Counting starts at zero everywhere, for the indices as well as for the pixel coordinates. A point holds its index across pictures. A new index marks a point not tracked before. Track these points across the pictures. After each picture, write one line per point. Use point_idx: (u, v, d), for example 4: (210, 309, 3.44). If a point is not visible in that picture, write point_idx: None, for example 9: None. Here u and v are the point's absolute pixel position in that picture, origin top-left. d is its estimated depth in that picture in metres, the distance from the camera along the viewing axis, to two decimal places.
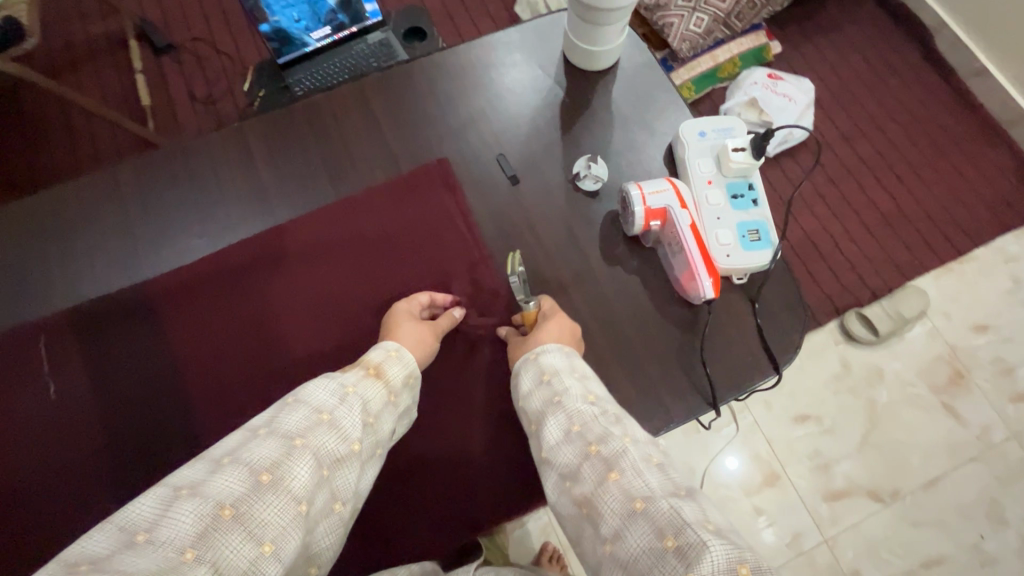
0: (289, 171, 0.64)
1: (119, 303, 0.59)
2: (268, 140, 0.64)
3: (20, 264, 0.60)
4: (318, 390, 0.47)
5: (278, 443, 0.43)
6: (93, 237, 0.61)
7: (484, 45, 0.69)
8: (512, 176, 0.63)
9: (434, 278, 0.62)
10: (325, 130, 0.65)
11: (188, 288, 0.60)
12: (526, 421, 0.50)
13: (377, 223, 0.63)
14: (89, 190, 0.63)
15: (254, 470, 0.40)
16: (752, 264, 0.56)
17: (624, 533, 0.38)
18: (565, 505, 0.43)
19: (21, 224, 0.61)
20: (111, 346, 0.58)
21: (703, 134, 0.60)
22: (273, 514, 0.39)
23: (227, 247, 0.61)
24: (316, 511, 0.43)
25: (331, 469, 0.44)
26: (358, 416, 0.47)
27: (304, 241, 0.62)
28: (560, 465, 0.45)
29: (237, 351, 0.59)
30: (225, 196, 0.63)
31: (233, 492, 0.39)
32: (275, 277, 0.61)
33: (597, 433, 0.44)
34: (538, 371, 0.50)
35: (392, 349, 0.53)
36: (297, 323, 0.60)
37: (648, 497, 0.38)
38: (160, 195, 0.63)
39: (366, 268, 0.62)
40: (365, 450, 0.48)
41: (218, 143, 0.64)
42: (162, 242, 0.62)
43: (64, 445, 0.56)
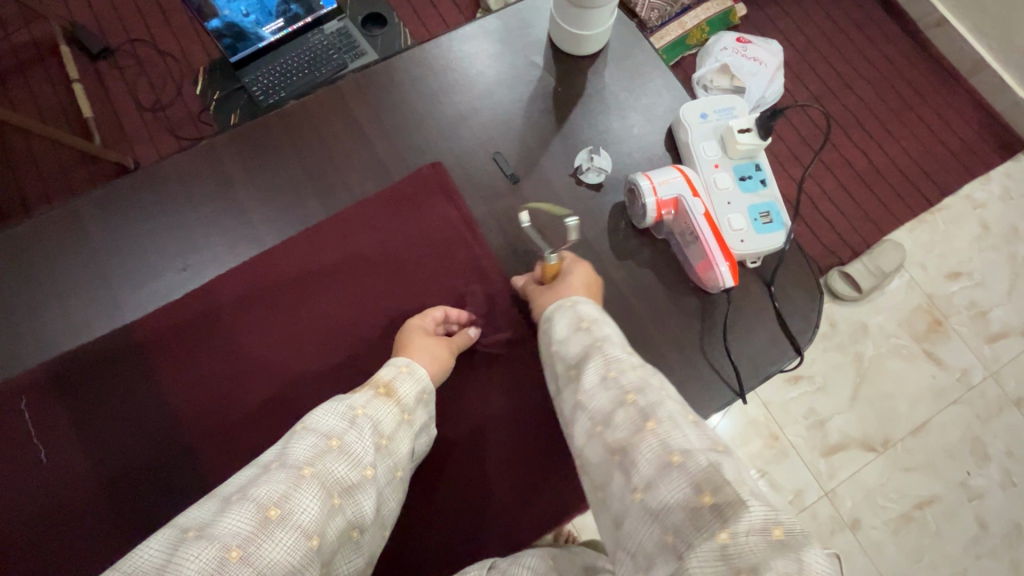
0: (272, 188, 0.59)
1: (102, 354, 0.54)
2: (244, 156, 0.60)
3: None
4: (325, 414, 0.44)
5: (286, 475, 0.39)
6: (61, 280, 0.56)
7: (465, 36, 0.65)
8: (511, 174, 0.61)
9: (442, 292, 0.59)
10: (305, 140, 0.60)
11: (177, 329, 0.56)
12: (558, 364, 0.48)
13: (373, 238, 0.59)
14: (47, 227, 0.57)
15: (261, 506, 0.37)
16: (766, 247, 0.55)
17: (657, 483, 0.36)
18: (592, 452, 0.41)
19: None
20: (100, 396, 0.54)
21: (704, 116, 0.58)
22: (283, 553, 0.36)
23: (214, 281, 0.57)
24: (331, 544, 0.39)
25: (342, 497, 0.41)
26: (369, 441, 0.44)
27: (300, 265, 0.58)
28: (593, 410, 0.42)
29: (238, 389, 0.56)
30: (206, 223, 0.58)
31: (239, 532, 0.36)
32: (270, 308, 0.57)
33: (635, 382, 0.42)
34: (575, 318, 0.48)
35: (403, 365, 0.50)
36: (302, 352, 0.57)
37: (687, 452, 0.37)
38: (129, 227, 0.58)
39: (370, 288, 0.59)
40: (381, 476, 0.45)
41: (189, 164, 0.59)
42: (139, 279, 0.57)
43: (61, 507, 0.52)
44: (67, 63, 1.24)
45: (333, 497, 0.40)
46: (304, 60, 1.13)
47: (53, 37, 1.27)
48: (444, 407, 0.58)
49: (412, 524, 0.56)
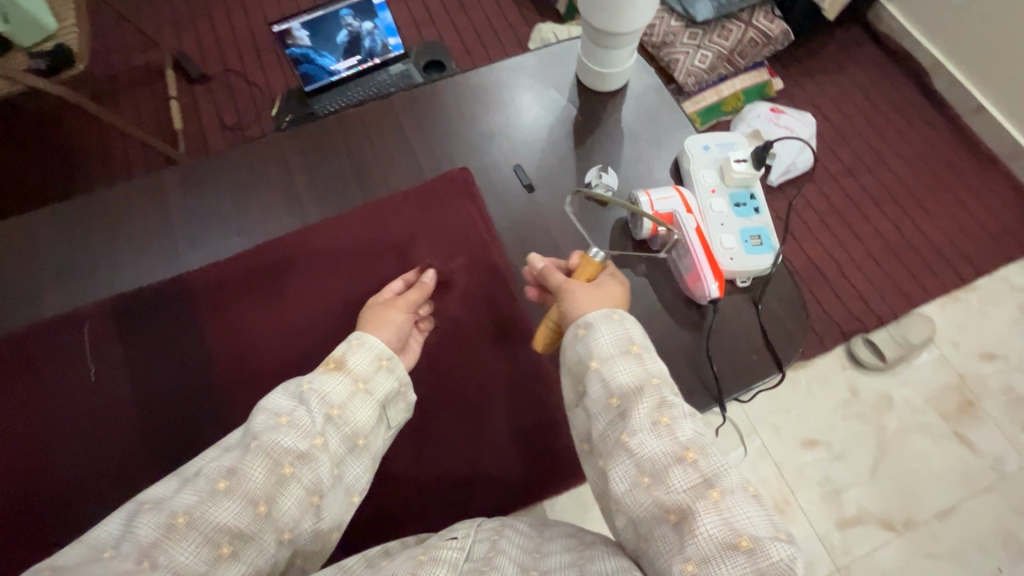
0: (321, 180, 0.68)
1: (156, 295, 0.63)
2: (302, 149, 0.69)
3: (65, 260, 0.64)
4: (279, 394, 0.48)
5: (235, 451, 0.44)
6: (136, 234, 0.66)
7: (503, 68, 0.74)
8: (528, 184, 0.68)
9: (456, 280, 0.66)
10: (356, 140, 0.70)
11: (222, 283, 0.64)
12: (600, 387, 0.49)
13: (401, 225, 0.67)
14: (132, 192, 0.67)
15: (209, 480, 0.42)
16: (754, 267, 0.59)
17: (717, 560, 0.39)
18: (638, 503, 0.44)
19: (64, 222, 0.65)
20: (148, 332, 0.62)
21: (706, 147, 0.64)
22: (229, 517, 0.41)
23: (260, 246, 0.65)
24: (285, 509, 0.44)
25: (293, 466, 0.45)
26: (319, 413, 0.48)
27: (333, 243, 0.66)
28: (642, 457, 0.45)
29: (265, 341, 0.63)
30: (261, 199, 0.67)
31: (186, 502, 0.41)
32: (302, 275, 0.65)
33: (695, 441, 0.45)
34: (627, 342, 0.50)
35: (355, 340, 0.54)
36: (324, 317, 0.64)
37: (754, 537, 0.40)
38: (200, 199, 0.67)
39: (391, 270, 0.65)
40: (337, 444, 0.48)
41: (255, 152, 0.69)
42: (197, 239, 0.66)
43: (103, 422, 0.60)
44: (169, 84, 1.44)
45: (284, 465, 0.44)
46: (369, 92, 1.27)
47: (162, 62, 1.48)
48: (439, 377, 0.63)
49: (397, 478, 0.62)
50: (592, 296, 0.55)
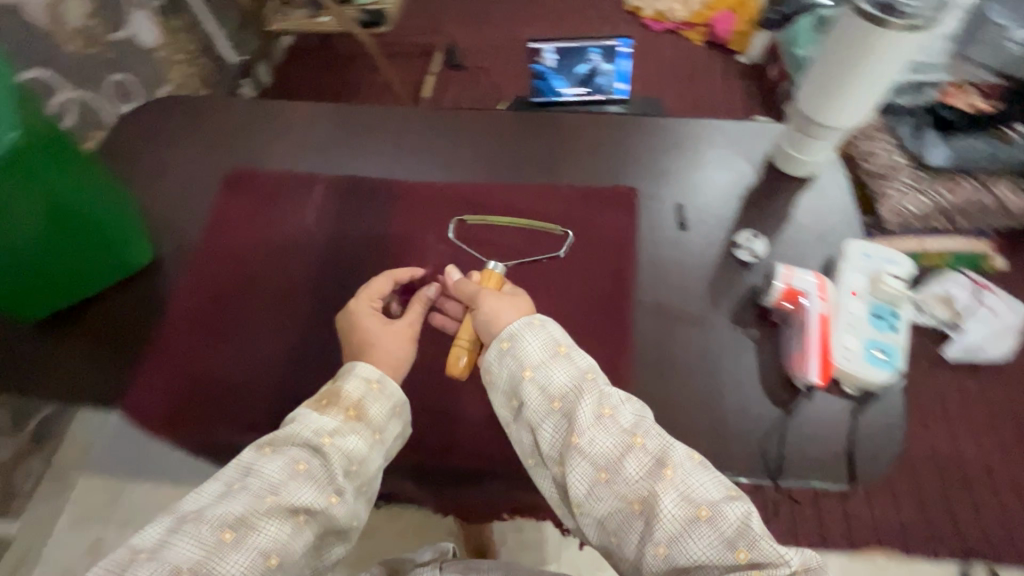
0: (518, 155, 0.82)
1: (372, 187, 0.81)
2: (515, 128, 0.84)
3: (326, 140, 0.86)
4: (301, 439, 0.57)
5: (248, 500, 0.52)
6: (376, 143, 0.85)
7: (704, 125, 0.83)
8: (681, 221, 0.74)
9: (580, 266, 0.72)
10: (559, 137, 0.83)
11: (417, 197, 0.80)
12: (541, 387, 0.59)
13: (561, 209, 0.77)
14: (386, 114, 0.88)
15: (219, 530, 0.50)
16: (868, 376, 0.60)
17: (685, 535, 0.49)
18: (604, 499, 0.53)
19: (336, 116, 0.88)
20: (355, 208, 0.80)
21: (867, 255, 0.67)
22: (238, 567, 0.49)
23: (452, 183, 0.81)
24: (290, 560, 0.52)
25: (305, 516, 0.53)
26: (339, 462, 0.57)
27: (502, 203, 0.78)
28: (596, 454, 0.54)
29: (423, 250, 0.77)
30: (469, 152, 0.83)
31: (191, 556, 0.48)
32: (471, 215, 0.78)
33: (635, 426, 0.55)
34: (556, 344, 0.60)
35: (374, 381, 0.63)
36: (471, 252, 0.76)
37: (711, 507, 0.50)
38: (430, 136, 0.85)
39: (533, 239, 0.75)
40: (349, 493, 0.57)
41: (481, 118, 0.86)
42: (414, 162, 0.83)
43: (296, 253, 0.77)
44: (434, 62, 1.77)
45: (296, 515, 0.53)
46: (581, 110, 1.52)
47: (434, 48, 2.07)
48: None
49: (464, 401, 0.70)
50: (506, 302, 0.65)
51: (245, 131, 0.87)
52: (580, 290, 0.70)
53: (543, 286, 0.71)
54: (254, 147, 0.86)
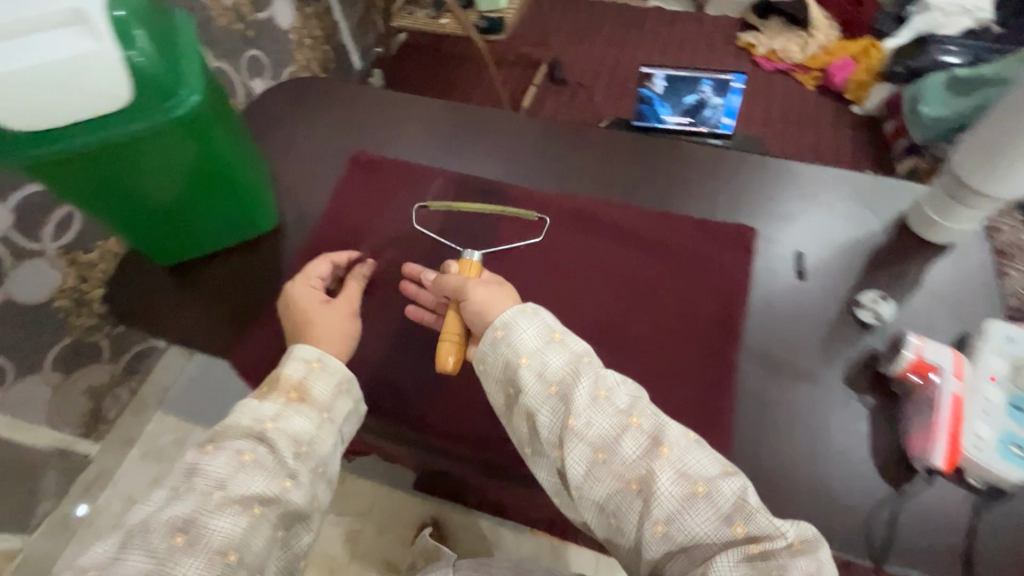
0: (631, 176, 0.81)
1: (486, 185, 0.81)
2: (634, 149, 0.83)
3: (447, 137, 0.88)
4: (245, 430, 0.58)
5: (195, 500, 0.53)
6: (493, 146, 0.87)
7: (833, 174, 0.79)
8: (800, 271, 0.70)
9: (690, 299, 0.68)
10: (677, 165, 0.81)
11: (528, 200, 0.78)
12: (536, 372, 0.59)
13: (675, 234, 0.73)
14: (506, 119, 0.89)
15: (170, 535, 0.51)
16: (1000, 471, 0.54)
17: (685, 511, 0.52)
18: (605, 481, 0.55)
19: (459, 116, 0.90)
20: (467, 203, 0.80)
21: (1012, 338, 0.60)
22: (197, 566, 0.50)
23: (564, 192, 0.79)
24: (252, 554, 0.53)
25: (261, 507, 0.54)
26: (286, 445, 0.58)
27: (616, 221, 0.75)
28: (593, 436, 0.55)
29: (528, 252, 0.74)
30: (585, 166, 0.83)
31: (143, 566, 0.49)
32: (580, 225, 0.75)
33: (631, 407, 0.57)
34: (547, 330, 0.61)
35: (314, 361, 0.63)
36: (574, 262, 0.72)
37: (708, 483, 0.52)
38: (546, 145, 0.85)
39: (646, 264, 0.71)
40: (304, 476, 0.58)
41: (600, 134, 0.85)
42: (529, 169, 0.83)
43: (411, 241, 0.79)
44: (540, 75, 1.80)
45: (251, 508, 0.54)
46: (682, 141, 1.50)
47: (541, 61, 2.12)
48: (623, 368, 0.64)
49: None
50: (494, 291, 0.65)
51: (372, 118, 0.91)
52: (693, 327, 0.66)
53: (653, 317, 0.67)
54: (378, 135, 0.90)
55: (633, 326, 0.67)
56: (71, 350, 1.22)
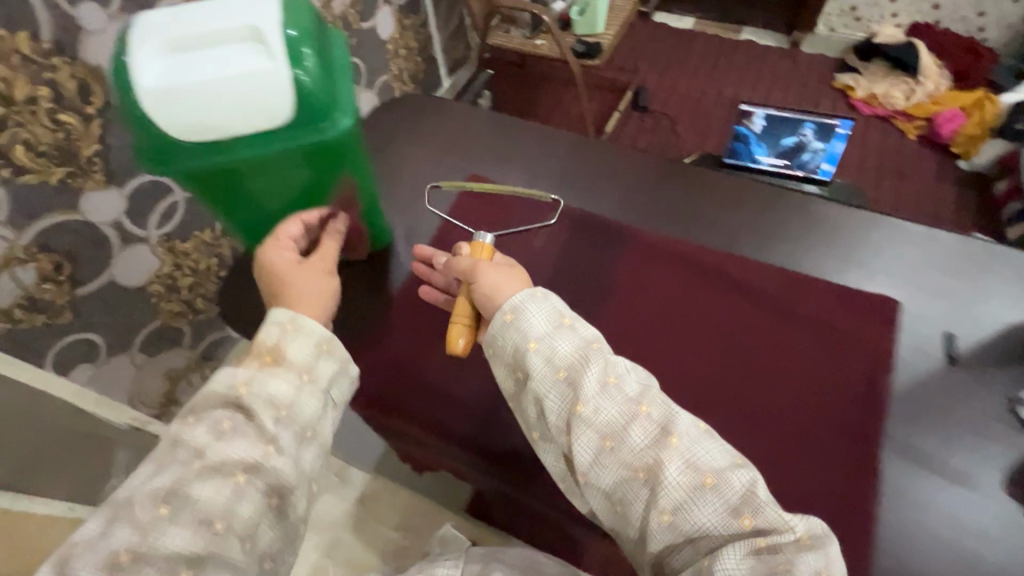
0: (759, 229, 0.77)
1: (602, 223, 0.78)
2: (759, 202, 0.79)
3: (561, 168, 0.86)
4: (220, 399, 0.54)
5: (175, 470, 0.50)
6: (608, 184, 0.84)
7: (988, 247, 0.72)
8: (952, 355, 0.65)
9: (822, 374, 0.64)
10: (808, 223, 0.77)
11: (647, 244, 0.75)
12: (543, 357, 0.58)
13: (807, 300, 0.69)
14: (622, 156, 0.87)
15: (153, 506, 0.48)
16: None
17: (692, 503, 0.51)
18: (614, 474, 0.54)
19: (572, 148, 0.88)
20: (582, 241, 0.76)
21: None
22: (184, 537, 0.47)
23: (685, 242, 0.76)
24: (240, 523, 0.49)
25: (245, 475, 0.50)
26: (268, 410, 0.54)
27: (753, 280, 0.71)
28: (598, 424, 0.55)
29: (646, 302, 0.71)
30: (706, 216, 0.79)
31: (125, 543, 0.46)
32: (703, 279, 0.72)
33: (640, 396, 0.56)
34: (556, 316, 0.60)
35: (288, 324, 0.59)
36: (696, 319, 0.69)
37: (716, 473, 0.52)
38: (665, 189, 0.83)
39: (784, 332, 0.67)
40: (288, 440, 0.54)
41: (721, 181, 0.82)
42: (646, 215, 0.80)
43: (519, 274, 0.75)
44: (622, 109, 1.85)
45: (235, 476, 0.50)
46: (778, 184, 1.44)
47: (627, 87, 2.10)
48: (760, 445, 0.60)
49: None
50: (505, 273, 0.64)
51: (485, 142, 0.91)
52: (832, 407, 0.62)
53: (793, 392, 0.63)
54: (488, 160, 0.89)
55: (771, 399, 0.63)
56: (156, 332, 1.26)
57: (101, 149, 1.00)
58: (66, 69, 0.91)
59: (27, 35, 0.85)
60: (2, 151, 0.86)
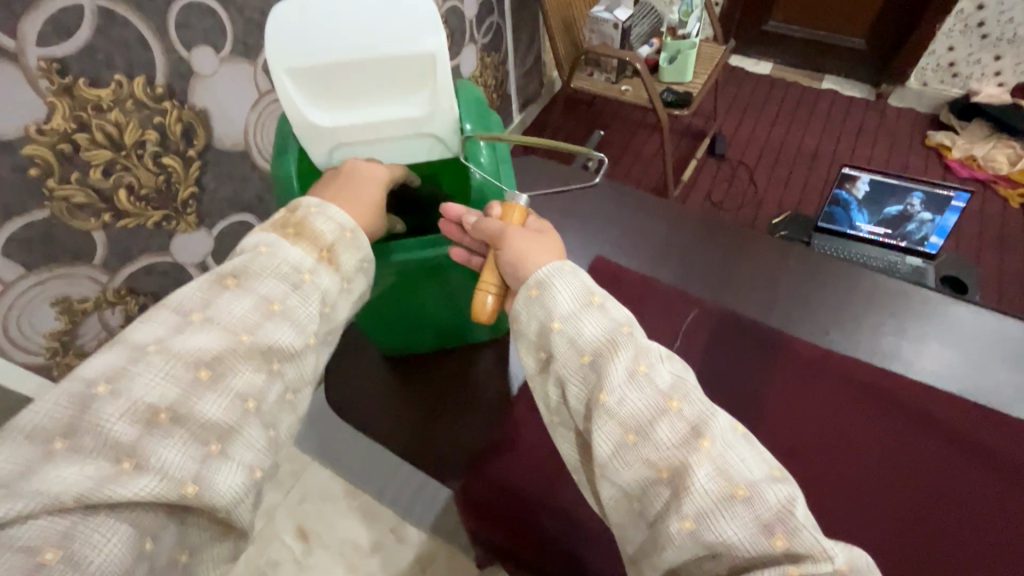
0: (903, 358, 0.77)
1: (753, 326, 0.76)
2: (907, 318, 0.81)
3: (694, 263, 0.89)
4: (272, 278, 0.47)
5: (221, 335, 0.43)
6: (750, 283, 0.86)
7: None
8: None
9: (1009, 523, 0.61)
10: (960, 346, 0.78)
11: (805, 354, 0.73)
12: (564, 332, 0.50)
13: (986, 436, 0.66)
14: (759, 254, 0.88)
15: (192, 366, 0.41)
16: None
17: (720, 516, 0.40)
18: (631, 472, 0.44)
19: (706, 239, 0.91)
20: (734, 344, 0.75)
21: None
22: (220, 407, 0.41)
23: (846, 356, 0.73)
24: (270, 404, 0.44)
25: (281, 363, 0.45)
26: (313, 310, 0.48)
27: (920, 404, 0.68)
28: (625, 412, 0.45)
29: (811, 417, 0.68)
30: (852, 328, 0.80)
31: (166, 396, 0.40)
32: (872, 400, 0.69)
33: (673, 387, 0.46)
34: (587, 293, 0.53)
35: (348, 231, 0.53)
36: (868, 442, 0.66)
37: (750, 485, 0.41)
38: (808, 298, 0.83)
39: (964, 470, 0.64)
40: (321, 333, 0.50)
41: (860, 292, 0.83)
42: (794, 323, 0.81)
43: None
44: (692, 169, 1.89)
45: (270, 362, 0.45)
46: (875, 260, 1.39)
47: (703, 132, 2.03)
48: None
49: None
50: (536, 241, 0.57)
51: (608, 231, 0.93)
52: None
53: (969, 535, 0.60)
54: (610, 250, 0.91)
55: (962, 551, 0.59)
56: None
57: (197, 191, 0.98)
58: (174, 113, 0.88)
59: (143, 80, 0.83)
60: (106, 195, 0.84)
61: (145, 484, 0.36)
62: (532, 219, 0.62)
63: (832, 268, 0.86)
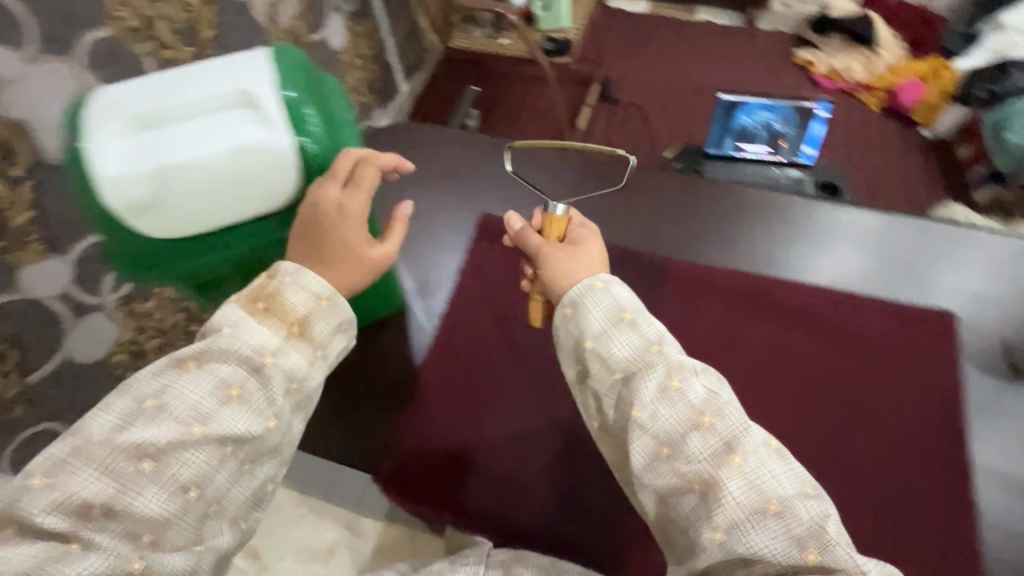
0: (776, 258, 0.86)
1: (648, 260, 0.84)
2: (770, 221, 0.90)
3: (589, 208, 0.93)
4: (225, 366, 0.53)
5: (168, 428, 0.49)
6: (634, 214, 0.91)
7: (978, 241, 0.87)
8: (1012, 362, 0.78)
9: (894, 395, 0.73)
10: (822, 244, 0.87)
11: (703, 279, 0.82)
12: (600, 356, 0.57)
13: (870, 326, 0.78)
14: (641, 188, 0.94)
15: (137, 459, 0.48)
16: None
17: (751, 526, 0.46)
18: (665, 479, 0.50)
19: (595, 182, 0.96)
20: (645, 282, 0.83)
21: None
22: (162, 498, 0.48)
23: (742, 272, 0.83)
24: (218, 482, 0.51)
25: (233, 445, 0.52)
26: (276, 391, 0.54)
27: (809, 307, 0.79)
28: (658, 429, 0.51)
29: (716, 332, 0.78)
30: (731, 239, 0.88)
31: (104, 492, 0.47)
32: (771, 311, 0.79)
33: (704, 404, 0.52)
34: (620, 312, 0.58)
35: (323, 298, 0.58)
36: (772, 348, 0.76)
37: (780, 501, 0.47)
38: (691, 219, 0.91)
39: (856, 359, 0.75)
40: (286, 406, 0.55)
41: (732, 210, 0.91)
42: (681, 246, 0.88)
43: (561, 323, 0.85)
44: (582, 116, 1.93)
45: (224, 446, 0.51)
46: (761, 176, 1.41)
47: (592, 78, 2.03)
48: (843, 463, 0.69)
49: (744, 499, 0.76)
50: (575, 259, 0.63)
51: None
52: (902, 425, 0.71)
53: (860, 409, 0.72)
54: None
55: (864, 432, 0.71)
56: None
57: (36, 216, 0.86)
58: None
59: None
60: None
61: (84, 567, 0.44)
62: (572, 227, 0.68)
63: (710, 191, 0.93)
